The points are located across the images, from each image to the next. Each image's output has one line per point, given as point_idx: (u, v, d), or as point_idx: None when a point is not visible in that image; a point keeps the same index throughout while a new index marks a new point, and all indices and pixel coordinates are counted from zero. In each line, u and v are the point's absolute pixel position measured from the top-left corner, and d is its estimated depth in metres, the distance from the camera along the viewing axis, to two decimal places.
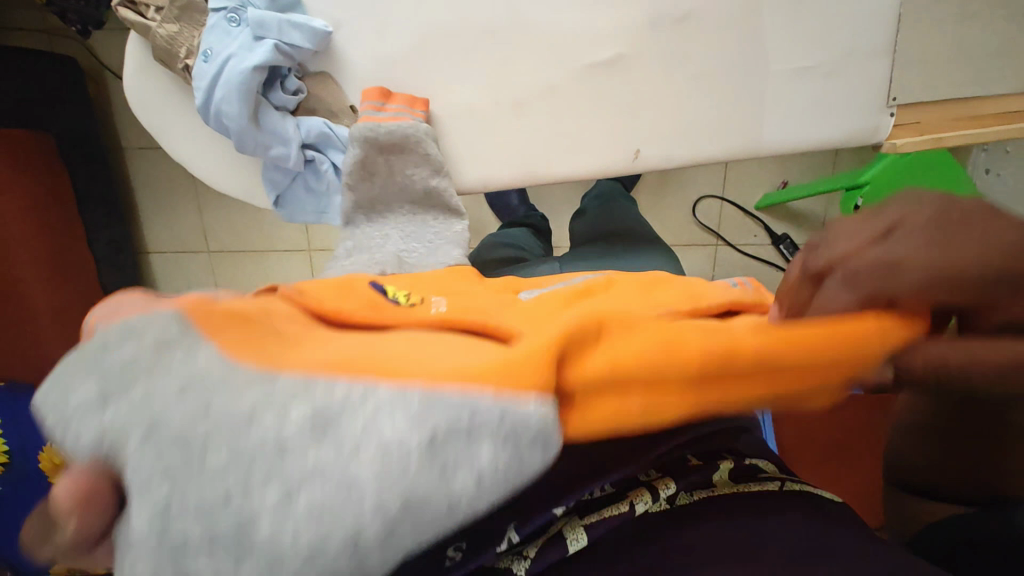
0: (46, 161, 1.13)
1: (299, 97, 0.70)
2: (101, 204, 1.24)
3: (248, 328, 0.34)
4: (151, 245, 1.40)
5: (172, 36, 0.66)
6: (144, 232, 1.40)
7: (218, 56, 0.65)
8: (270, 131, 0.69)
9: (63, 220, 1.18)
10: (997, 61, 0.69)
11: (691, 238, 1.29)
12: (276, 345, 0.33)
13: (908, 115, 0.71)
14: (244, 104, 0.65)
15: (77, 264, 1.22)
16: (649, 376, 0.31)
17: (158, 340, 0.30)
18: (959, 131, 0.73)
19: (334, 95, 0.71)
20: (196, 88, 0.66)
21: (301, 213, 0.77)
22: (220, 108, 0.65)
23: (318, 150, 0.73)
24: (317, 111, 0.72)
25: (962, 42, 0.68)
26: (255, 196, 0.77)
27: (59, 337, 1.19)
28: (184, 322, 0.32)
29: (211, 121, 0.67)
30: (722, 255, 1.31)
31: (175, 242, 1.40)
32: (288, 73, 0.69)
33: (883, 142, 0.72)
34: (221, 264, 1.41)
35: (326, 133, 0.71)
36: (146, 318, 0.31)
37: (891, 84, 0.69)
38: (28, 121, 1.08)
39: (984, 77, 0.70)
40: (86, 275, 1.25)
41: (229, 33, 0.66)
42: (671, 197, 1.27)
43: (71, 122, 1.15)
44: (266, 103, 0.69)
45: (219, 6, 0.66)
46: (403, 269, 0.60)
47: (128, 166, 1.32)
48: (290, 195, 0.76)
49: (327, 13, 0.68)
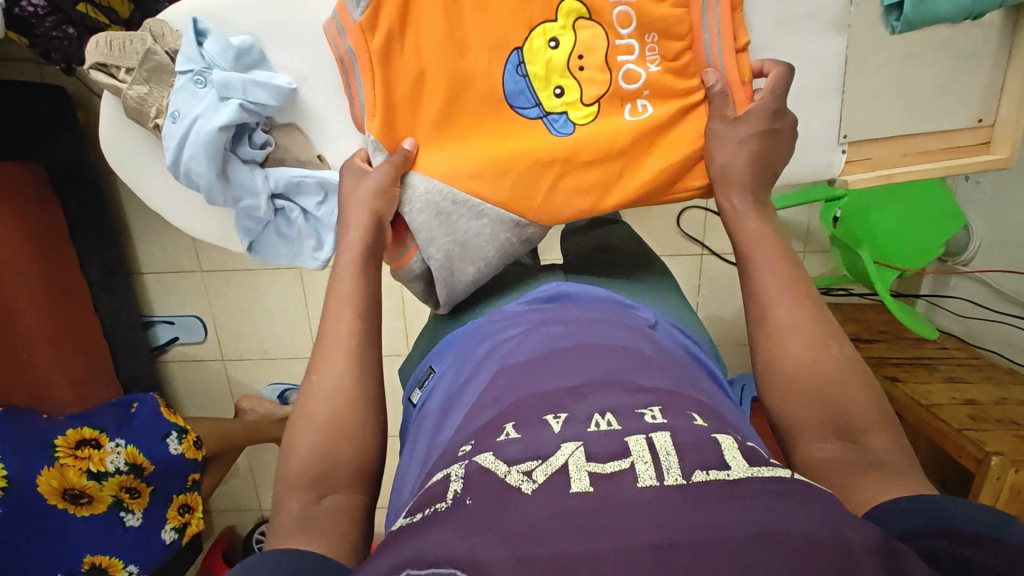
0: (41, 189, 1.16)
1: (267, 150, 0.74)
2: (94, 228, 1.26)
3: (422, 15, 0.66)
4: (145, 267, 1.42)
5: (142, 97, 0.69)
6: (138, 255, 1.41)
7: (185, 118, 0.67)
8: (239, 184, 0.72)
9: (59, 248, 1.20)
10: (948, 94, 0.74)
11: (677, 250, 1.33)
12: (435, 14, 0.66)
13: (858, 152, 0.76)
14: (213, 162, 0.68)
15: (73, 287, 1.24)
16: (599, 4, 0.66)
17: (382, 38, 0.65)
18: (911, 168, 0.76)
19: (301, 146, 0.76)
20: (166, 147, 0.68)
21: (275, 257, 0.80)
22: (188, 166, 0.68)
23: (288, 199, 0.76)
24: (284, 160, 0.76)
25: (908, 82, 0.73)
26: (228, 238, 0.80)
27: (56, 360, 1.19)
28: (394, 34, 0.66)
29: (180, 176, 0.70)
30: (709, 264, 1.34)
31: (168, 264, 1.42)
32: (255, 128, 0.73)
33: (836, 177, 0.76)
34: (214, 284, 1.42)
35: (295, 182, 0.74)
36: (381, 25, 0.65)
37: (841, 123, 0.74)
38: (20, 153, 1.11)
39: (939, 109, 0.74)
40: (82, 299, 1.26)
41: (195, 95, 0.68)
42: (657, 211, 1.30)
43: (62, 152, 1.18)
44: (234, 158, 0.71)
45: (185, 69, 0.68)
46: (465, 247, 0.66)
47: (117, 190, 1.34)
48: (263, 241, 0.79)
49: (291, 68, 0.72)
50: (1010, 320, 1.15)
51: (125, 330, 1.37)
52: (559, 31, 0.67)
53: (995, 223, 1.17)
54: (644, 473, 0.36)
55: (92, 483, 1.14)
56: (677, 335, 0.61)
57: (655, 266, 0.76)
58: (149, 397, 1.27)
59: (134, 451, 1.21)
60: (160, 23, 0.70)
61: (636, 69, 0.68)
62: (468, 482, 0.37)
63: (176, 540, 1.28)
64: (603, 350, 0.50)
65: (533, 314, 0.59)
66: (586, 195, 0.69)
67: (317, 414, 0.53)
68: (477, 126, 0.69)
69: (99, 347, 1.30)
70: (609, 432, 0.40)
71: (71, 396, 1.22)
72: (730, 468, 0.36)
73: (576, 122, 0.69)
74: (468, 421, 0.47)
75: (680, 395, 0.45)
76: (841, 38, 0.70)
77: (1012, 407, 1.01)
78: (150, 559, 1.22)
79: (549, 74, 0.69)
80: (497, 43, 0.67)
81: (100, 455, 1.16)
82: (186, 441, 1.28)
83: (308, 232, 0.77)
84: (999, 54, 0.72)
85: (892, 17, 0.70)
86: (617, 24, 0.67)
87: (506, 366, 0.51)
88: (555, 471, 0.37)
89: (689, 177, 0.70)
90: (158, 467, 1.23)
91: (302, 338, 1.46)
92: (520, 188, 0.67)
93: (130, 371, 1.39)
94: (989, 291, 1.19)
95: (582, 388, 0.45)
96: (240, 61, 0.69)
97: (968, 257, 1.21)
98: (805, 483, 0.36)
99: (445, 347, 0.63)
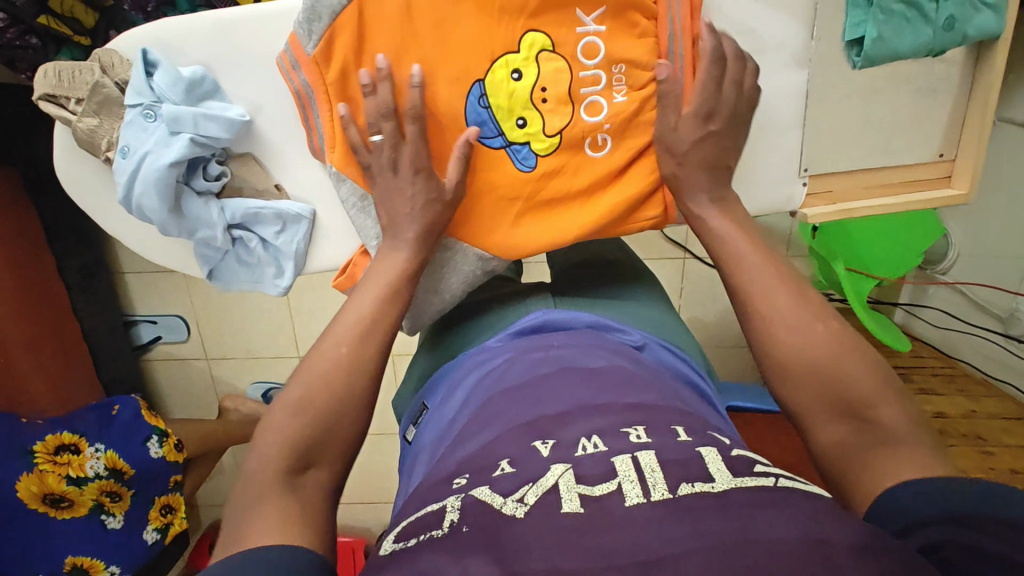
0: (13, 193, 1.13)
1: (223, 181, 0.67)
2: (71, 232, 1.25)
3: (371, 44, 0.61)
4: (125, 267, 1.40)
5: (93, 129, 0.63)
6: (116, 255, 1.40)
7: (136, 154, 0.62)
8: (194, 218, 0.66)
9: (34, 251, 1.17)
10: (925, 119, 0.72)
11: (660, 253, 1.34)
12: (386, 43, 0.61)
13: (818, 185, 0.73)
14: (164, 198, 0.63)
15: (52, 291, 1.22)
16: (565, 30, 0.63)
17: (328, 69, 0.61)
18: (869, 202, 0.73)
19: (258, 177, 0.69)
20: (117, 183, 0.63)
21: (236, 283, 0.74)
22: (140, 202, 0.63)
23: (246, 228, 0.70)
24: (242, 191, 0.69)
25: (870, 114, 0.71)
26: (187, 264, 0.73)
27: (34, 367, 1.17)
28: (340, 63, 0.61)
29: (132, 211, 0.64)
30: (691, 267, 1.35)
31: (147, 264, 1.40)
32: (210, 159, 0.66)
33: (796, 211, 0.74)
34: (196, 284, 1.41)
35: (253, 213, 0.68)
36: (325, 53, 0.60)
37: (802, 156, 0.71)
38: None
39: (903, 144, 0.73)
40: (61, 301, 1.24)
41: (146, 130, 0.62)
42: None
43: (36, 156, 1.15)
44: (187, 191, 0.65)
45: (136, 103, 0.62)
46: (435, 270, 0.66)
47: None
48: (223, 268, 0.73)
49: (247, 98, 0.66)
50: (984, 331, 1.18)
51: (104, 330, 1.36)
52: (521, 62, 0.63)
53: (973, 235, 1.19)
54: (631, 492, 0.36)
55: (72, 488, 1.13)
56: (666, 356, 0.62)
57: (645, 282, 0.76)
58: (130, 398, 1.25)
59: (113, 456, 1.19)
60: (109, 53, 0.64)
61: (601, 99, 0.65)
62: (465, 512, 0.38)
63: (159, 540, 1.27)
64: (588, 373, 0.51)
65: (519, 342, 0.59)
66: (547, 230, 0.66)
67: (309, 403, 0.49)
68: (441, 157, 0.65)
69: (79, 347, 1.28)
70: (598, 453, 0.40)
71: (52, 400, 1.20)
72: (715, 480, 0.36)
73: (538, 153, 0.65)
74: (459, 447, 0.47)
75: (666, 409, 0.46)
76: (802, 73, 0.67)
77: (979, 421, 1.08)
78: (132, 559, 1.21)
79: (510, 105, 0.64)
80: (460, 74, 0.62)
81: (79, 460, 1.14)
82: (167, 443, 1.26)
83: (268, 260, 0.72)
84: (961, 92, 0.71)
85: (853, 52, 0.67)
86: (582, 54, 0.63)
87: (499, 391, 0.52)
88: (546, 491, 0.37)
89: (646, 209, 0.67)
90: (138, 471, 1.22)
91: (285, 339, 1.45)
92: (481, 220, 0.66)
93: (111, 373, 1.38)
94: (965, 301, 1.22)
95: (568, 416, 0.45)
96: (191, 93, 0.63)
97: (946, 266, 1.24)
98: (788, 489, 0.36)
99: (438, 381, 0.63)
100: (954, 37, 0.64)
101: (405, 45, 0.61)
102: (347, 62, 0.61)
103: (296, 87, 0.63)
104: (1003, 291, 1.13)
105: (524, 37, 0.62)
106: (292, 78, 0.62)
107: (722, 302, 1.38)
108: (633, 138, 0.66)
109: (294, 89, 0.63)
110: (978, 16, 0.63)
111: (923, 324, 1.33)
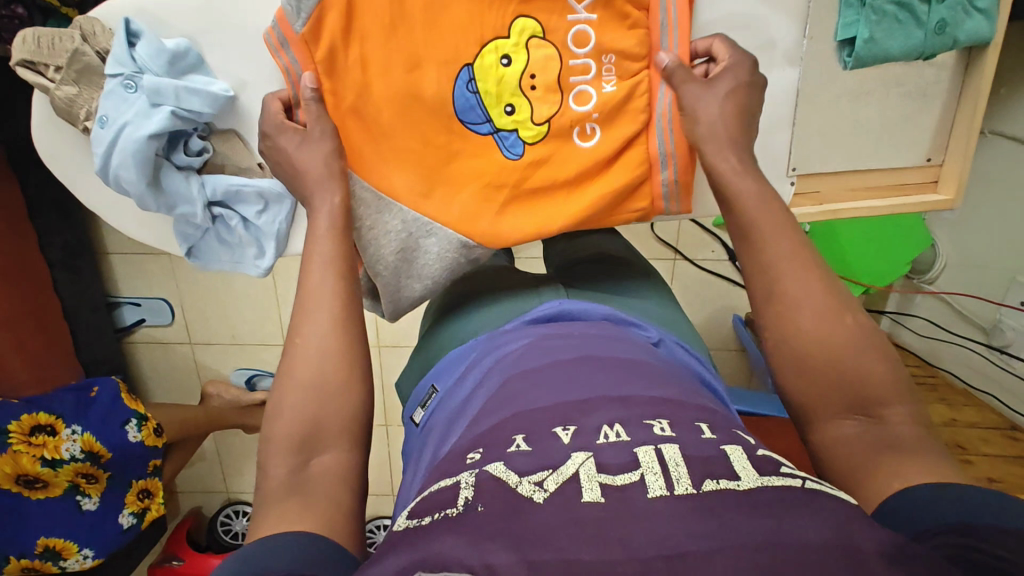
0: None
1: (204, 157, 0.67)
2: (54, 207, 1.23)
3: (357, 22, 0.60)
4: (109, 247, 1.39)
5: (71, 98, 0.62)
6: (101, 234, 1.38)
7: (113, 124, 0.61)
8: (173, 193, 0.66)
9: (16, 228, 1.15)
10: (914, 123, 0.72)
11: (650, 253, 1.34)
12: (373, 22, 0.60)
13: (807, 185, 0.73)
14: (143, 170, 0.62)
15: (30, 266, 1.20)
16: (556, 17, 0.62)
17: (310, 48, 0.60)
18: (855, 205, 0.74)
19: (241, 154, 0.68)
20: (94, 153, 0.62)
21: (216, 263, 0.73)
22: (117, 173, 0.62)
23: (227, 207, 0.69)
24: (224, 168, 0.69)
25: (859, 117, 0.71)
26: (166, 242, 0.73)
27: (11, 343, 1.15)
28: (323, 41, 0.60)
29: (108, 182, 0.63)
30: (680, 268, 1.35)
31: (132, 244, 1.38)
32: (191, 134, 0.66)
33: None
34: (182, 267, 1.39)
35: (234, 191, 0.67)
36: (309, 31, 0.59)
37: (790, 155, 0.71)
38: None
39: (887, 148, 0.73)
40: (42, 279, 1.23)
41: (126, 100, 0.61)
42: None
43: (20, 129, 1.13)
44: (167, 165, 0.65)
45: (115, 72, 0.61)
46: (412, 258, 0.64)
47: None
48: (204, 247, 0.72)
49: (232, 74, 0.65)
50: (966, 341, 1.19)
51: (85, 309, 1.34)
52: (511, 48, 0.62)
53: (959, 245, 1.20)
54: (654, 484, 0.36)
55: (47, 470, 1.10)
56: (680, 353, 0.60)
57: (652, 279, 0.75)
58: (110, 380, 1.25)
59: (90, 439, 1.17)
60: (91, 21, 0.62)
61: (590, 89, 0.64)
62: (480, 488, 0.37)
63: (134, 525, 1.26)
64: (606, 361, 0.50)
65: (536, 329, 0.58)
66: (530, 218, 0.65)
67: (304, 376, 0.48)
68: (427, 141, 0.64)
69: (59, 326, 1.27)
70: (619, 443, 0.40)
71: (29, 378, 1.18)
72: (740, 477, 0.36)
73: (526, 141, 0.65)
74: (471, 430, 0.47)
75: (685, 404, 0.45)
76: (794, 71, 0.67)
77: (961, 429, 1.09)
78: (104, 544, 1.20)
79: (499, 91, 0.64)
80: (447, 58, 0.62)
81: (54, 442, 1.12)
82: (146, 428, 1.26)
83: (249, 240, 0.71)
84: (950, 95, 0.71)
85: (845, 52, 0.67)
86: (573, 42, 0.63)
87: (513, 375, 0.51)
88: (567, 480, 0.37)
89: (633, 201, 0.67)
90: (115, 454, 1.20)
91: (271, 325, 1.44)
92: (466, 205, 0.64)
93: (91, 353, 1.36)
94: (950, 310, 1.23)
95: (589, 403, 0.44)
96: (175, 65, 0.62)
97: (933, 275, 1.25)
98: (817, 491, 0.36)
99: (448, 365, 0.62)
100: (946, 40, 0.63)
101: (395, 23, 0.60)
102: (333, 40, 0.60)
103: (287, 64, 0.61)
104: (986, 302, 1.14)
105: (514, 22, 0.62)
106: (281, 54, 0.61)
107: (710, 303, 1.38)
108: (625, 129, 0.65)
109: (284, 67, 0.62)
110: (969, 21, 0.63)
111: (907, 333, 1.34)
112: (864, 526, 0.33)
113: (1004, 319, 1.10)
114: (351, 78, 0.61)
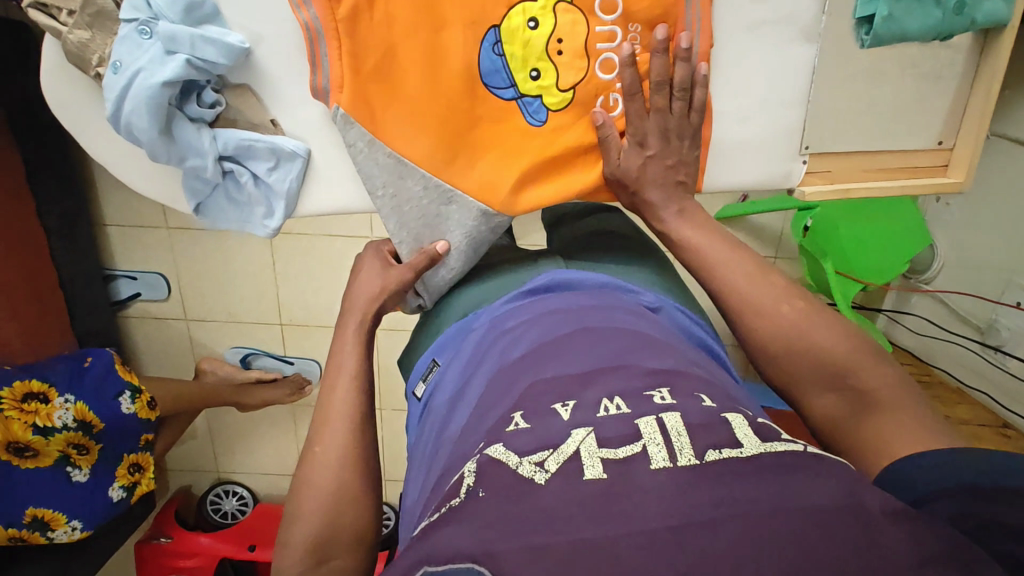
0: None
1: (217, 110, 0.66)
2: (53, 175, 1.22)
3: None
4: (108, 218, 1.37)
5: (83, 43, 0.61)
6: (99, 205, 1.36)
7: (127, 69, 0.60)
8: (184, 144, 0.65)
9: (14, 193, 1.14)
10: (924, 109, 0.73)
11: None
12: None
13: (816, 164, 0.73)
14: (156, 117, 0.61)
15: (28, 233, 1.19)
16: None
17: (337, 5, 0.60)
18: (865, 185, 0.74)
19: (253, 109, 0.68)
20: (105, 99, 0.61)
21: (223, 221, 0.73)
22: (129, 119, 0.61)
23: (238, 162, 0.69)
24: (236, 122, 0.68)
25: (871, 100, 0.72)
26: (173, 199, 0.72)
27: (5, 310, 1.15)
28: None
29: (119, 129, 0.63)
30: None
31: (132, 216, 1.37)
32: (205, 85, 0.65)
33: (794, 187, 0.74)
34: (181, 241, 1.38)
35: (246, 146, 0.67)
36: None
37: (802, 133, 0.71)
38: None
39: (898, 130, 0.73)
40: (37, 246, 1.21)
41: (140, 46, 0.61)
42: None
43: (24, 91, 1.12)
44: (179, 115, 0.64)
45: (130, 18, 0.60)
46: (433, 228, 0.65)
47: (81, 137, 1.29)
48: (211, 204, 0.72)
49: (247, 28, 0.64)
50: (962, 339, 1.19)
51: (81, 279, 1.33)
52: (538, 12, 0.63)
53: (958, 244, 1.21)
54: (657, 455, 0.36)
55: (38, 438, 1.09)
56: (681, 320, 0.60)
57: (658, 253, 0.76)
58: (104, 351, 1.23)
59: (83, 407, 1.16)
60: None
61: (615, 57, 0.64)
62: (482, 474, 0.37)
63: (124, 498, 1.25)
64: (605, 332, 0.50)
65: (537, 302, 0.58)
66: (549, 184, 0.66)
67: (320, 482, 0.52)
68: (451, 105, 0.64)
69: (53, 296, 1.25)
70: (619, 415, 0.40)
71: (23, 346, 1.17)
72: (743, 445, 0.36)
73: (550, 107, 0.65)
74: (477, 417, 0.46)
75: (689, 374, 0.45)
76: (811, 48, 0.68)
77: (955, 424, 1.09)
78: (94, 515, 1.19)
79: (526, 56, 0.64)
80: (473, 19, 0.62)
81: (47, 410, 1.11)
82: (139, 400, 1.25)
83: (259, 198, 0.71)
84: (964, 79, 0.71)
85: (862, 30, 0.68)
86: (599, 9, 0.63)
87: (513, 356, 0.50)
88: (567, 459, 0.36)
89: None
90: (108, 425, 1.19)
91: (269, 303, 1.43)
92: (489, 167, 0.65)
93: (86, 326, 1.35)
94: (946, 309, 1.24)
95: (590, 374, 0.45)
96: (190, 14, 0.61)
97: (931, 275, 1.26)
98: (820, 456, 0.36)
99: (451, 338, 0.62)
100: (963, 20, 0.65)
101: None
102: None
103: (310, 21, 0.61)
104: (983, 300, 1.15)
105: None
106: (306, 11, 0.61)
107: None
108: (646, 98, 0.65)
109: (306, 23, 0.61)
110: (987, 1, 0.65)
111: (904, 330, 1.35)
112: (871, 489, 0.33)
113: (999, 318, 1.11)
114: (376, 36, 0.61)
